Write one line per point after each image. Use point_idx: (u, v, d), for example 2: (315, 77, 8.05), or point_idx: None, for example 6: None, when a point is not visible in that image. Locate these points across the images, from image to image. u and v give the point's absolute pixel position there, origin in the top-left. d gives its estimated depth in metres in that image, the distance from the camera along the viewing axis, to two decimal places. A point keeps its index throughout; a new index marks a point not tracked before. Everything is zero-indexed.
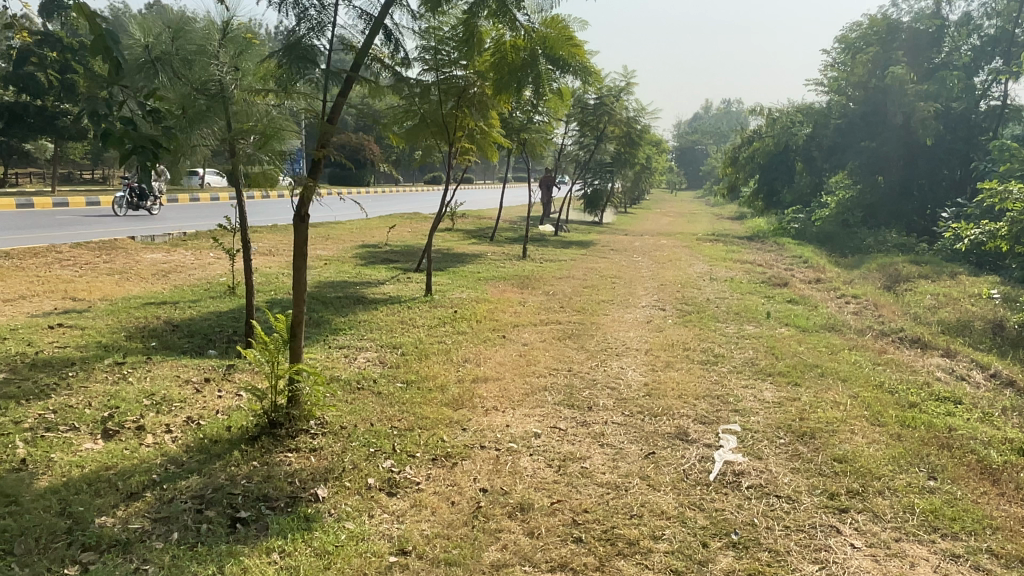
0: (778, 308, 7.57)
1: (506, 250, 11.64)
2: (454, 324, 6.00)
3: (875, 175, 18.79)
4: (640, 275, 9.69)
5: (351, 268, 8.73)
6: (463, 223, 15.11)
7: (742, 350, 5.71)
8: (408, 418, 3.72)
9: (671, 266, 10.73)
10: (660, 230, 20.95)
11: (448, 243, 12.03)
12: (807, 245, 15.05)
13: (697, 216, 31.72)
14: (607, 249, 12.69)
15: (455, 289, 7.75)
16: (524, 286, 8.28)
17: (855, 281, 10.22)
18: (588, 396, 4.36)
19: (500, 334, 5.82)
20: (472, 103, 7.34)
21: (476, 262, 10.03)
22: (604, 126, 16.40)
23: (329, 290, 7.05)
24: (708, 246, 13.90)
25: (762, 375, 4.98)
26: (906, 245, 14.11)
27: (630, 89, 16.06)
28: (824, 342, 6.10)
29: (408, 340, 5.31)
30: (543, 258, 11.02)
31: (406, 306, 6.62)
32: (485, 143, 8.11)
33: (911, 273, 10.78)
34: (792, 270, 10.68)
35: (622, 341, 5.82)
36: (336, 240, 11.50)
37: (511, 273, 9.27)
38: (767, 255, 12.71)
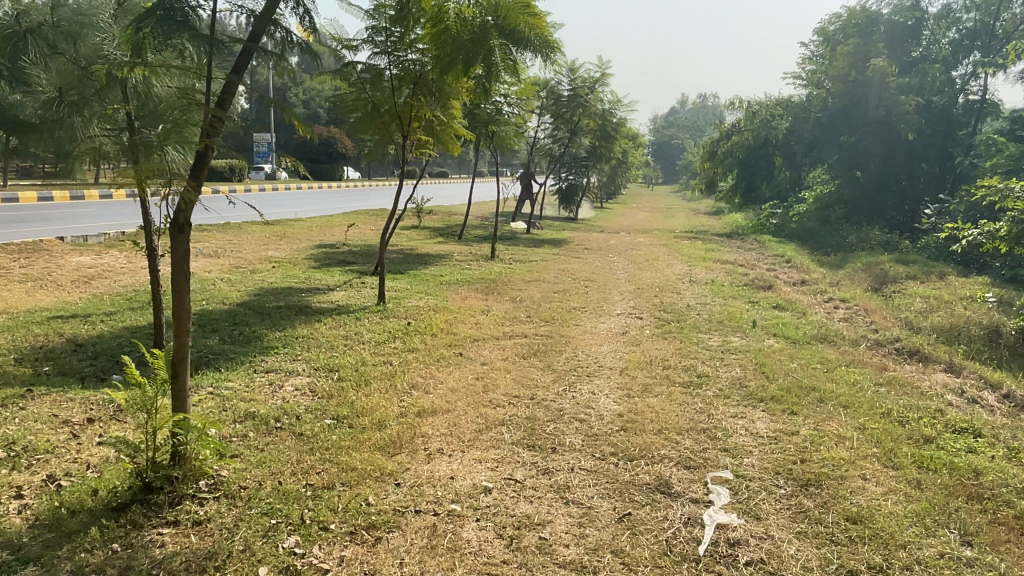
0: (764, 316, 6.99)
1: (474, 250, 10.97)
2: (405, 340, 5.30)
3: (854, 171, 18.41)
4: (615, 277, 9.05)
5: (301, 272, 7.99)
6: (432, 220, 14.40)
7: (727, 367, 5.09)
8: (329, 471, 3.03)
9: (648, 267, 10.12)
10: (637, 226, 20.39)
11: (412, 242, 11.32)
12: (788, 243, 14.56)
13: (674, 211, 31.30)
14: (581, 248, 12.08)
15: (413, 295, 7.05)
16: (490, 291, 7.62)
17: (841, 283, 9.68)
18: (553, 432, 3.70)
19: (457, 351, 5.14)
20: (431, 90, 6.49)
21: (440, 264, 9.33)
22: (578, 118, 15.77)
23: (268, 299, 6.30)
24: (686, 244, 13.33)
25: (752, 400, 4.36)
26: (889, 245, 13.63)
27: (606, 81, 15.40)
28: (817, 357, 5.51)
29: (348, 362, 4.61)
30: (513, 258, 10.35)
31: (355, 317, 5.91)
32: (446, 136, 7.43)
33: (898, 273, 10.26)
34: (775, 271, 10.13)
35: (594, 358, 5.16)
36: (291, 240, 10.73)
37: (476, 276, 8.58)
38: (748, 254, 12.15)
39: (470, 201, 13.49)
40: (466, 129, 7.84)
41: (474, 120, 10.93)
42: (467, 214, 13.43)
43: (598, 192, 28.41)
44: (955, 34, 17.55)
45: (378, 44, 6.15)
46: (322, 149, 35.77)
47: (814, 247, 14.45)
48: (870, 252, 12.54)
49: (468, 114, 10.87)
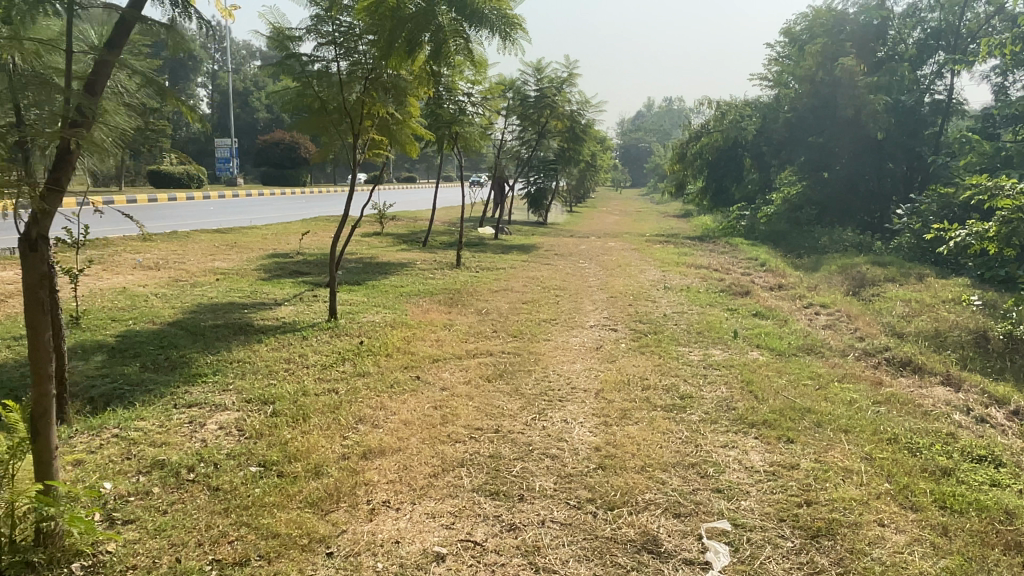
0: (746, 324, 6.55)
1: (438, 257, 10.42)
2: (356, 362, 4.74)
3: (822, 171, 18.29)
4: (586, 285, 8.58)
5: (247, 284, 7.38)
6: (395, 226, 13.80)
7: (712, 387, 4.62)
8: (245, 540, 2.48)
9: (621, 273, 9.67)
10: (606, 229, 20.02)
11: (373, 250, 10.73)
12: (761, 246, 14.27)
13: (645, 214, 31.03)
14: (550, 254, 11.59)
15: (369, 309, 6.49)
16: (455, 302, 7.10)
17: (819, 287, 9.33)
18: (520, 474, 3.18)
19: (414, 374, 4.57)
20: (385, 86, 5.96)
21: (401, 273, 8.76)
22: (546, 120, 15.31)
23: (204, 317, 5.70)
24: (657, 248, 12.95)
25: (742, 425, 3.88)
26: (863, 246, 13.40)
27: (574, 81, 14.96)
28: (808, 370, 5.07)
29: (287, 392, 4.04)
30: (479, 266, 9.83)
31: (301, 336, 5.33)
32: (403, 136, 6.87)
33: (877, 276, 9.94)
34: (751, 276, 9.75)
35: (566, 379, 4.65)
36: (241, 250, 10.07)
37: (438, 286, 8.04)
38: (722, 257, 11.78)
39: (434, 206, 12.92)
40: (424, 128, 7.29)
41: (437, 120, 10.40)
42: (431, 218, 12.85)
43: (567, 195, 28.04)
44: (920, 34, 17.53)
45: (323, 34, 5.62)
46: (285, 155, 34.87)
47: (786, 249, 14.18)
48: (845, 254, 12.28)
49: (429, 114, 10.32)
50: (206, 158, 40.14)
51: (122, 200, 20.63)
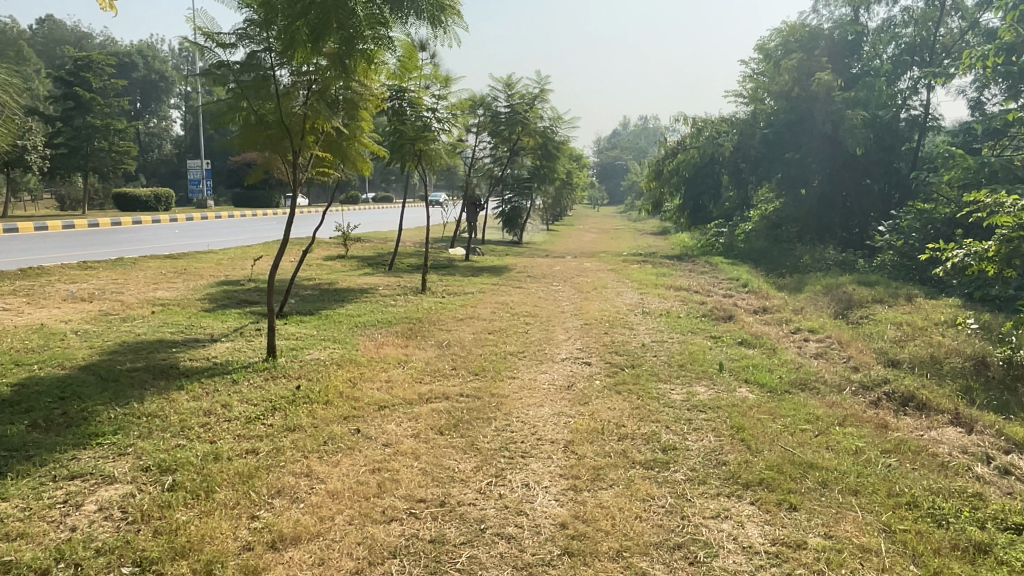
0: (733, 355, 6.00)
1: (403, 281, 9.80)
2: (289, 413, 4.09)
3: (799, 189, 18.05)
4: (559, 311, 8.01)
5: (186, 318, 6.72)
6: (361, 249, 13.19)
7: (698, 435, 4.02)
8: None
9: (596, 297, 9.13)
10: (583, 248, 19.55)
11: (333, 274, 10.09)
12: (741, 265, 13.83)
13: (622, 232, 30.71)
14: (523, 276, 11.05)
15: (317, 344, 5.84)
16: (413, 333, 6.48)
17: (805, 310, 8.85)
18: (467, 567, 2.55)
19: (354, 427, 3.92)
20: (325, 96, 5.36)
21: (360, 300, 8.13)
22: (518, 137, 14.82)
23: (123, 360, 5.03)
24: (635, 269, 12.45)
25: (736, 487, 3.29)
26: (846, 265, 12.99)
27: (546, 97, 14.49)
28: (804, 410, 4.51)
29: (194, 458, 3.39)
30: (446, 290, 9.23)
31: (232, 380, 4.68)
32: (354, 152, 6.29)
33: (865, 296, 9.49)
34: (734, 298, 9.25)
35: (531, 429, 4.03)
36: (189, 277, 9.39)
37: (399, 315, 7.41)
38: (702, 278, 11.29)
39: (400, 226, 12.30)
40: (377, 144, 6.72)
41: (400, 137, 9.79)
42: (398, 239, 12.22)
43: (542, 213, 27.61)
44: (895, 49, 17.37)
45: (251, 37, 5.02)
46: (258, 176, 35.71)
47: (767, 268, 13.76)
48: (827, 273, 11.88)
49: (393, 131, 9.74)
50: (176, 180, 39.26)
51: (81, 225, 19.76)
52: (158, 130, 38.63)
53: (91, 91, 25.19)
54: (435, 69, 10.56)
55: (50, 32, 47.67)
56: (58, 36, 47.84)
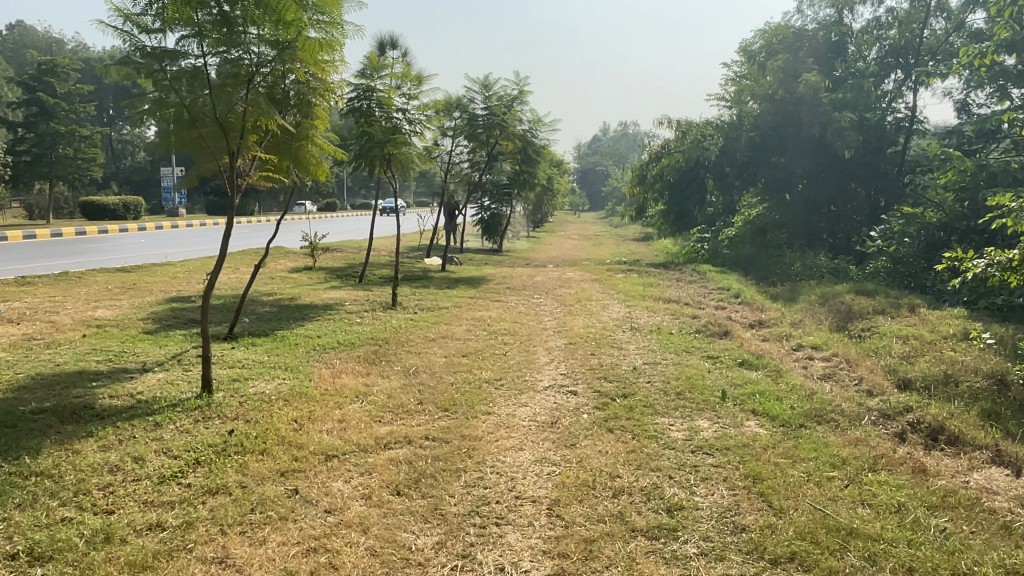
0: (735, 379, 5.36)
1: (371, 295, 9.10)
2: (214, 470, 3.37)
3: (783, 194, 17.65)
4: (541, 328, 7.36)
5: (119, 343, 5.96)
6: (331, 259, 12.46)
7: (707, 488, 3.36)
8: None
9: (581, 311, 8.50)
10: (564, 257, 18.94)
11: (296, 288, 9.37)
12: (729, 273, 13.28)
13: (603, 238, 30.20)
14: (502, 288, 10.40)
15: (265, 374, 5.12)
16: (378, 358, 5.75)
17: (802, 323, 8.27)
18: None
19: (292, 487, 3.21)
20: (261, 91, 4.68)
21: (322, 318, 7.41)
22: (496, 141, 14.17)
23: (28, 399, 4.28)
24: (620, 278, 11.84)
25: (763, 567, 2.64)
26: (839, 272, 12.48)
27: (526, 99, 13.85)
28: (825, 450, 3.87)
29: (78, 540, 2.67)
30: (418, 305, 8.55)
31: (153, 425, 3.95)
32: (306, 154, 5.63)
33: (865, 307, 8.93)
34: (727, 311, 8.65)
35: (507, 484, 3.35)
36: (137, 293, 8.61)
37: (364, 335, 6.70)
38: (691, 288, 10.70)
39: (372, 235, 11.56)
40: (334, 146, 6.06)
41: (367, 140, 9.07)
42: (369, 249, 11.50)
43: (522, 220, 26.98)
44: (880, 50, 16.98)
45: (174, 23, 4.32)
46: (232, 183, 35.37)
47: (757, 276, 13.21)
48: (821, 282, 11.36)
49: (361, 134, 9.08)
50: (146, 187, 38.16)
51: (43, 235, 18.78)
52: (129, 136, 37.54)
53: (54, 96, 24.19)
54: (406, 67, 9.89)
55: (20, 37, 46.44)
56: (27, 41, 46.54)
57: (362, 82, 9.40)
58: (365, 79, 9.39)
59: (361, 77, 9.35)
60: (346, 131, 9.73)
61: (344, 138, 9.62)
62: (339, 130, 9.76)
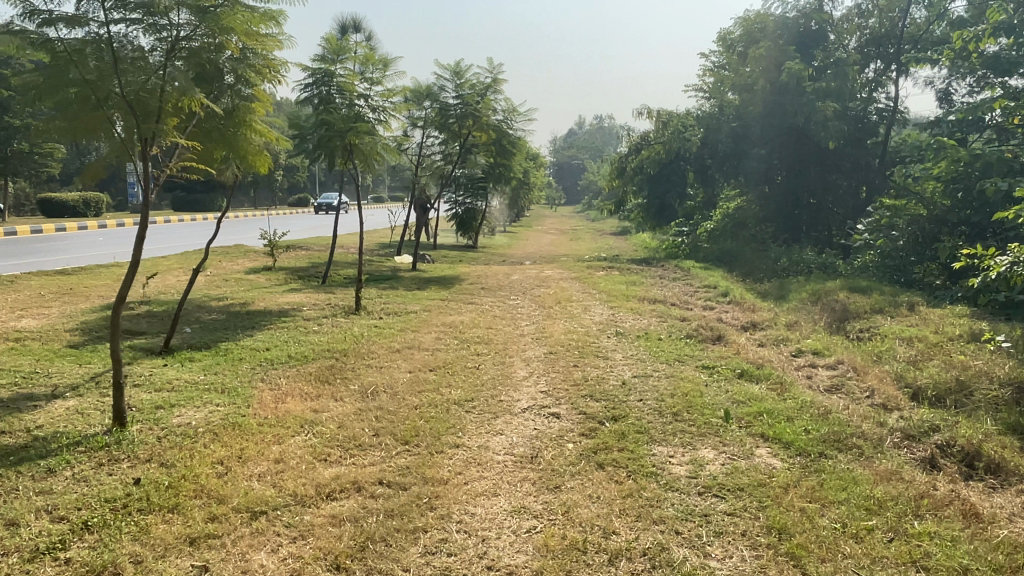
0: (736, 395, 4.74)
1: (332, 298, 8.37)
2: (104, 539, 2.67)
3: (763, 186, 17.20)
4: (516, 334, 6.71)
5: (32, 361, 5.18)
6: (293, 258, 11.69)
7: (724, 548, 2.72)
8: None
9: (561, 314, 7.85)
10: (541, 252, 18.30)
11: (251, 292, 8.60)
12: (713, 268, 12.75)
13: (581, 232, 29.63)
14: (476, 288, 9.73)
15: (198, 400, 4.38)
16: (333, 376, 5.01)
17: (797, 324, 7.70)
18: None
19: (201, 563, 2.52)
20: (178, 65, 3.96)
21: (275, 326, 6.67)
22: (469, 133, 13.46)
23: None
24: (601, 276, 11.23)
25: None
26: (828, 267, 11.98)
27: (500, 88, 13.14)
28: (855, 489, 3.26)
29: None
30: (383, 308, 7.85)
31: (42, 473, 3.23)
32: (245, 142, 4.94)
33: (861, 306, 8.38)
34: (718, 311, 8.06)
35: (478, 549, 2.68)
36: (72, 299, 7.81)
37: (319, 346, 5.97)
38: (676, 286, 10.10)
39: (336, 233, 10.81)
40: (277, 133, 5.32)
41: (327, 128, 8.31)
42: (332, 247, 10.75)
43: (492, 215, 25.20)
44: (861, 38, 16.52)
45: None
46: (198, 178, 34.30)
47: (742, 272, 12.66)
48: (810, 278, 10.85)
49: (320, 122, 8.34)
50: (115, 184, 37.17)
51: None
52: None
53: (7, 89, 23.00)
54: (371, 50, 9.14)
55: None
56: None
57: (322, 67, 8.60)
58: (325, 64, 8.60)
59: (322, 61, 8.56)
60: (304, 120, 8.95)
61: (301, 127, 8.85)
62: (296, 119, 8.98)
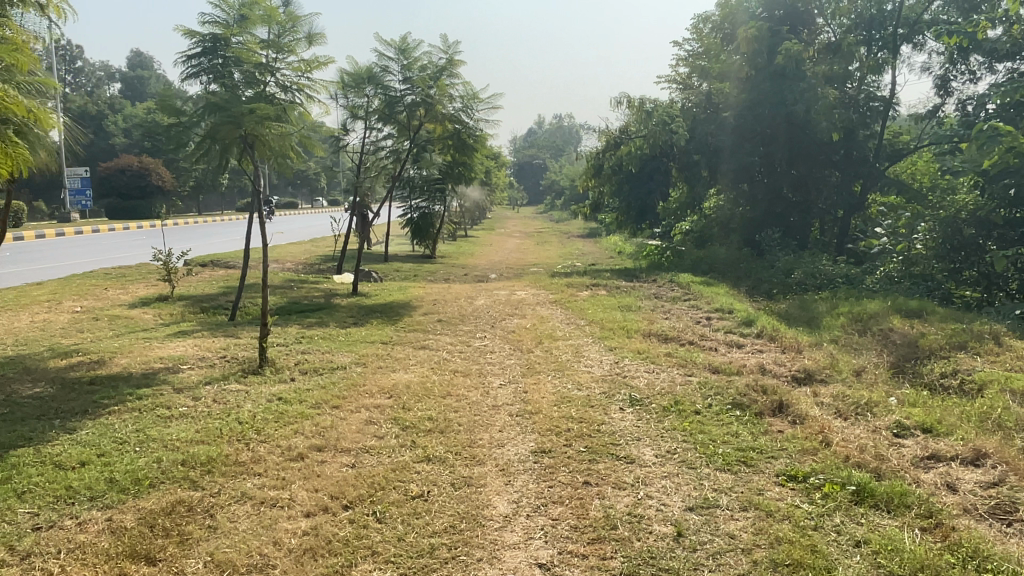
0: (884, 562, 2.66)
1: (229, 346, 6.12)
2: None
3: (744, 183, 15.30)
4: (485, 408, 4.58)
5: None
6: (204, 282, 9.39)
7: None
8: None
9: (546, 363, 5.76)
10: (508, 261, 16.20)
11: (121, 340, 6.29)
12: (713, 282, 10.84)
13: (549, 236, 27.67)
14: (430, 321, 7.54)
15: None
16: (165, 542, 2.80)
17: (864, 370, 5.71)
18: None
19: None
20: None
21: (122, 407, 4.42)
22: (421, 126, 11.25)
23: None
24: (587, 297, 9.21)
25: None
26: (849, 279, 10.11)
27: (456, 70, 10.94)
28: None
29: None
30: (298, 362, 5.63)
31: None
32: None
33: (936, 340, 6.38)
34: (754, 355, 6.05)
35: None
36: None
37: (177, 447, 3.78)
38: (684, 312, 8.08)
39: (251, 250, 8.50)
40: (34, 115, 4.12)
41: (213, 115, 6.04)
42: (245, 268, 8.42)
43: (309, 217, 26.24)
44: None
45: None
46: (132, 183, 31.49)
47: (748, 288, 10.70)
48: (837, 296, 8.96)
49: (208, 104, 6.05)
50: (49, 192, 34.59)
51: None
52: None
53: None
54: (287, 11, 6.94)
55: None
56: None
57: (215, 31, 6.32)
58: (220, 28, 6.34)
59: (216, 25, 6.29)
60: (181, 101, 6.55)
61: (178, 112, 6.48)
62: (171, 100, 6.55)
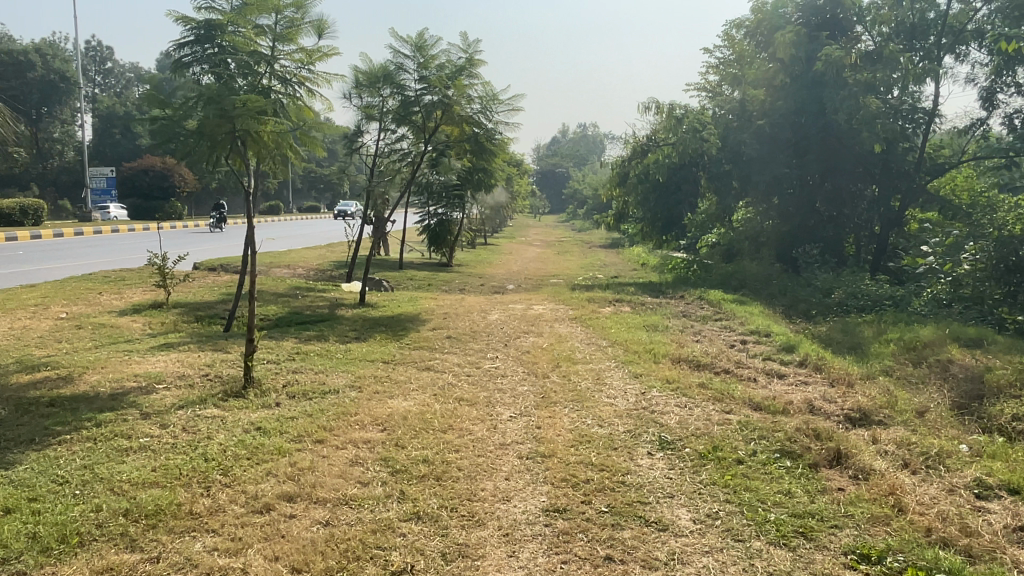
0: None
1: (214, 361, 5.56)
2: None
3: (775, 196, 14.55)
4: (490, 448, 3.95)
5: None
6: (205, 288, 8.90)
7: None
8: None
9: (562, 392, 5.12)
10: (526, 271, 15.61)
11: (99, 351, 5.76)
12: (744, 301, 10.14)
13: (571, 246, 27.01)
14: (439, 337, 6.93)
15: None
16: None
17: (926, 410, 5.00)
18: None
19: None
20: None
21: (75, 435, 3.87)
22: (438, 128, 10.69)
23: None
24: (609, 313, 8.57)
25: None
26: (893, 300, 9.37)
27: (476, 70, 10.37)
28: None
29: None
30: (286, 384, 5.05)
31: None
32: None
33: (1003, 375, 5.64)
34: (797, 388, 5.36)
35: None
36: None
37: (124, 491, 3.21)
38: (715, 335, 7.40)
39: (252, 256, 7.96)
40: None
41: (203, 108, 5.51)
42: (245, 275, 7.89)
43: (221, 215, 24.94)
44: None
45: None
46: (154, 183, 31.54)
47: (783, 307, 9.99)
48: (882, 319, 8.23)
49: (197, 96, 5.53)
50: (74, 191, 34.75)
51: None
52: (59, 135, 34.14)
53: None
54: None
55: None
56: None
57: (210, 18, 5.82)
58: (216, 15, 5.83)
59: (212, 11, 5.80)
60: (169, 93, 6.05)
61: (165, 103, 5.97)
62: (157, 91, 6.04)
